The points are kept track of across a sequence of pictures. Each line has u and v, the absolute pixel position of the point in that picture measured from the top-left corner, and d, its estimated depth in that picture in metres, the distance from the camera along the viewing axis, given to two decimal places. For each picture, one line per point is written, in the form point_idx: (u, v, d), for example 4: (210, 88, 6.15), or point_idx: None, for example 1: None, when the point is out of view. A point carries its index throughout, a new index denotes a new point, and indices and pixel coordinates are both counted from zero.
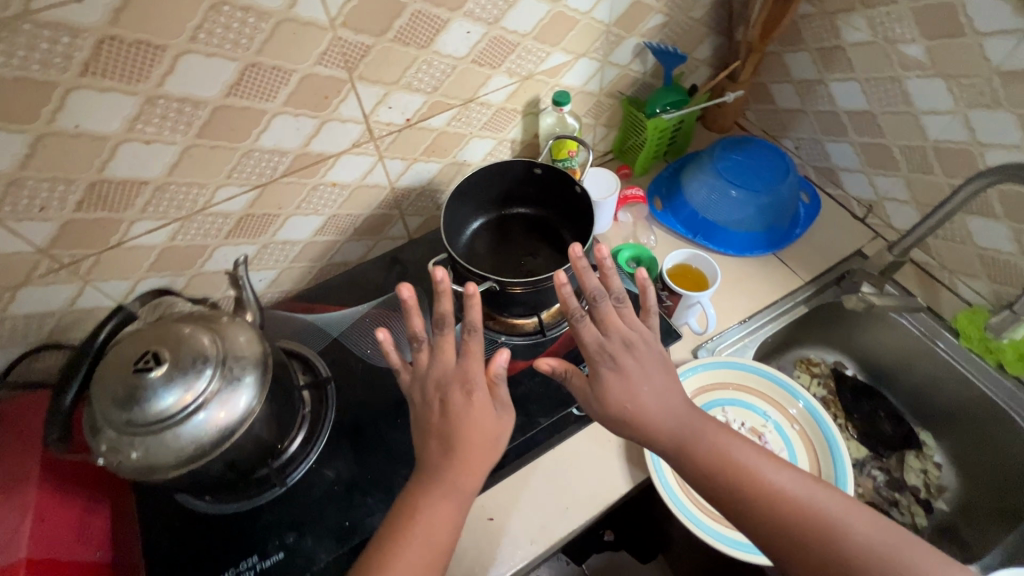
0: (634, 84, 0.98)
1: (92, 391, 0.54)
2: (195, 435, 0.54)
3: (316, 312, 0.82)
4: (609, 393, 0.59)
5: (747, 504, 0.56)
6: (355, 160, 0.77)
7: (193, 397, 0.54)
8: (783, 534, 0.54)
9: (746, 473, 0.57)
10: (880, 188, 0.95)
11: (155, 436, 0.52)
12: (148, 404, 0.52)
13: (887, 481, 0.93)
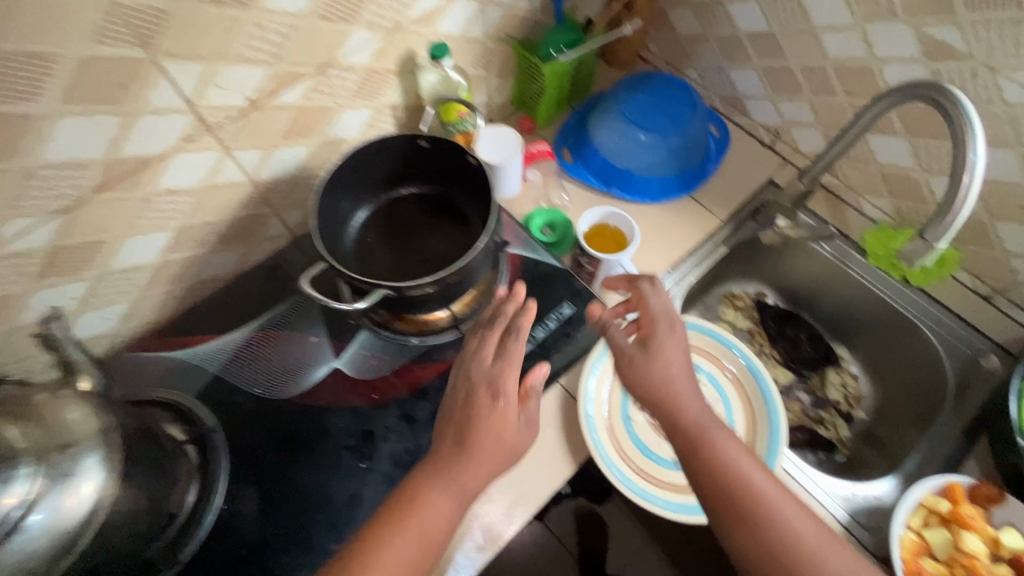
0: (523, 24, 0.86)
1: None
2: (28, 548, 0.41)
3: (190, 347, 0.68)
4: (654, 357, 0.60)
5: (737, 507, 0.53)
6: (193, 159, 0.62)
7: (15, 505, 0.41)
8: (766, 561, 0.51)
9: (745, 478, 0.53)
10: (786, 114, 0.92)
11: None
12: None
13: (812, 402, 0.96)
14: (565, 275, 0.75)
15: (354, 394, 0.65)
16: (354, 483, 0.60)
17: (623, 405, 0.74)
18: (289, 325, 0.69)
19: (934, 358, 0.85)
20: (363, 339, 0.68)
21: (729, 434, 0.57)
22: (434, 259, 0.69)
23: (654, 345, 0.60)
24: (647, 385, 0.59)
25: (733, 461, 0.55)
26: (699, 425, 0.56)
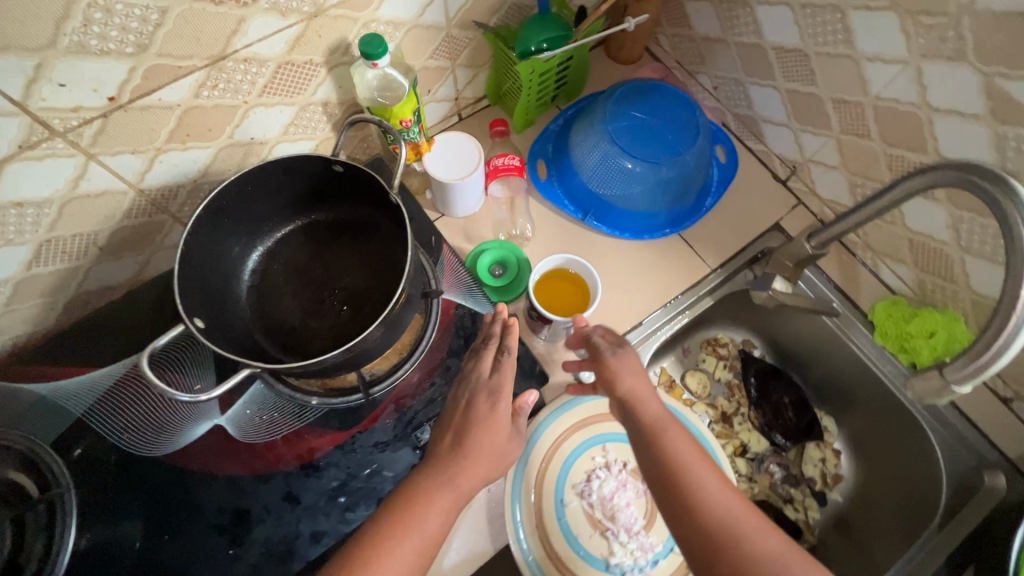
0: (500, 7, 0.70)
1: None
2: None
3: (50, 379, 0.58)
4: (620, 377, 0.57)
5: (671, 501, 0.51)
6: (40, 167, 0.49)
7: None
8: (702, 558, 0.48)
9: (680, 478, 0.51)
10: (807, 149, 0.77)
11: None
12: None
13: (784, 477, 0.85)
14: None
15: (233, 461, 0.55)
16: (217, 571, 0.52)
17: (558, 485, 0.65)
18: (169, 364, 0.58)
19: (930, 459, 0.75)
20: (254, 393, 0.58)
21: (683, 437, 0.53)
22: (346, 306, 0.58)
23: (620, 351, 0.58)
24: (614, 388, 0.57)
25: (687, 457, 0.52)
26: (655, 424, 0.54)
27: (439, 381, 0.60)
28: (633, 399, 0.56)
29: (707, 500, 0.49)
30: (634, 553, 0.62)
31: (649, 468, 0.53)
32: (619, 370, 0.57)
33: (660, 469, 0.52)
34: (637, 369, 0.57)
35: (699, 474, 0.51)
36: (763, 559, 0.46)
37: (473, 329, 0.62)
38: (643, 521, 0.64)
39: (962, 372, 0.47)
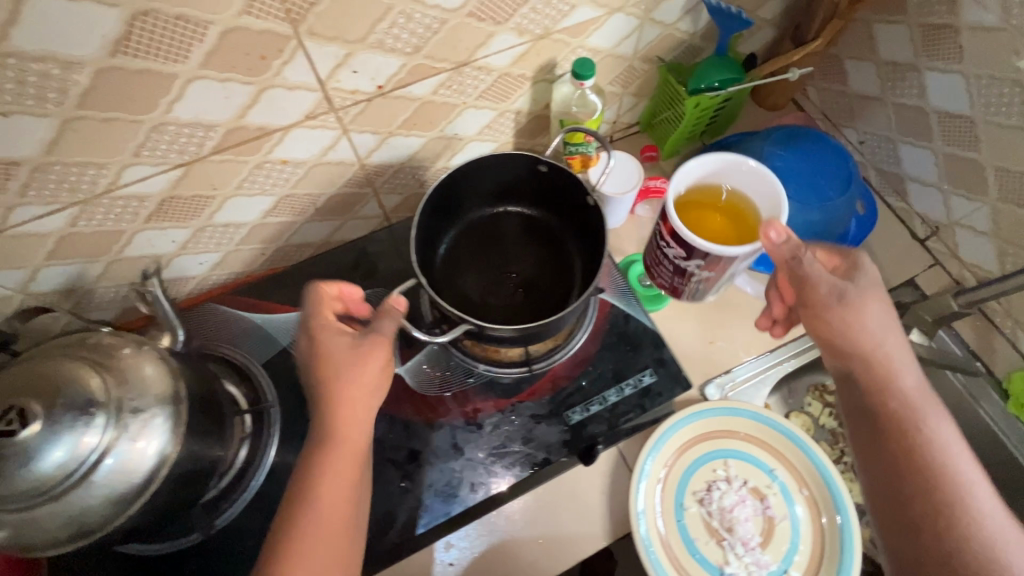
0: (678, 46, 0.78)
1: None
2: (88, 499, 0.43)
3: (267, 312, 0.69)
4: (855, 323, 0.56)
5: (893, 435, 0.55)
6: (310, 135, 0.60)
7: (86, 450, 0.43)
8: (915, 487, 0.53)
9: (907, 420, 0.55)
10: (954, 211, 0.79)
11: (46, 505, 0.42)
12: (28, 467, 0.41)
13: None
14: (654, 338, 0.68)
15: (409, 407, 0.63)
16: (391, 499, 0.60)
17: (679, 489, 0.69)
18: None
19: None
20: (431, 352, 0.66)
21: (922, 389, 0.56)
22: (519, 290, 0.66)
23: (851, 291, 0.57)
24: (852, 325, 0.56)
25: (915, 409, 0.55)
26: (881, 373, 0.56)
27: (591, 370, 0.66)
28: (871, 367, 0.57)
29: (929, 443, 0.54)
30: (749, 566, 0.65)
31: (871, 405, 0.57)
32: (844, 318, 0.56)
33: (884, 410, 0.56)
34: (867, 319, 0.56)
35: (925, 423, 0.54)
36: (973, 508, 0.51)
37: (626, 329, 0.68)
38: (759, 539, 0.67)
39: None
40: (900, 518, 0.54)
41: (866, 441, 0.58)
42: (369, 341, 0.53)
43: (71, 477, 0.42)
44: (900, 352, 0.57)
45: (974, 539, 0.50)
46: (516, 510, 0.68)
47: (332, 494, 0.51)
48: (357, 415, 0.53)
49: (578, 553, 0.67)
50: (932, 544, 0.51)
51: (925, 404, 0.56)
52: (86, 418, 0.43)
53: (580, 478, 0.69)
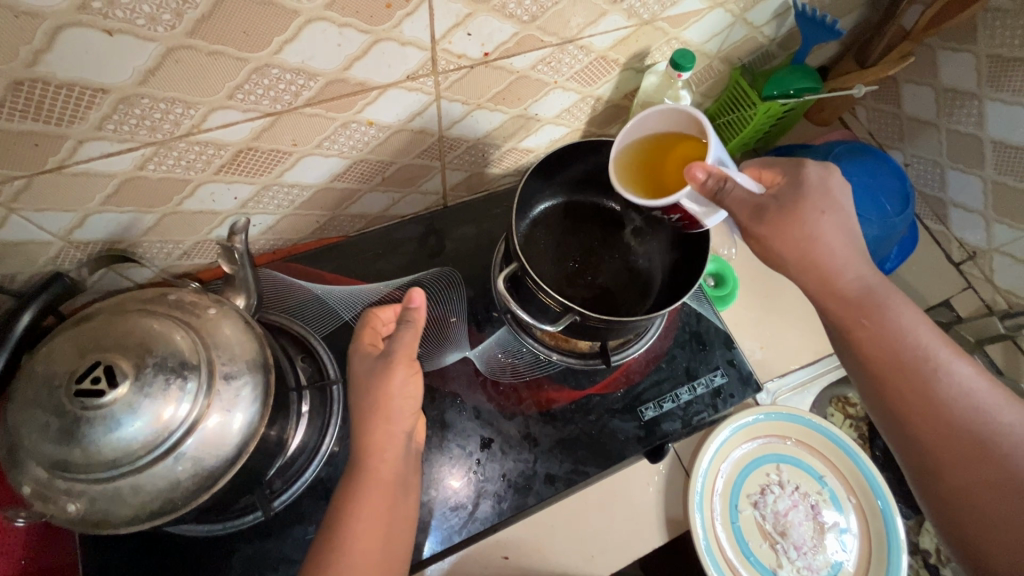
0: (755, 51, 0.78)
1: (14, 413, 0.37)
2: (176, 471, 0.38)
3: (326, 282, 0.65)
4: (789, 236, 0.53)
5: (860, 342, 0.52)
6: (404, 97, 0.56)
7: (172, 424, 0.38)
8: (896, 388, 0.51)
9: (871, 324, 0.52)
10: (996, 239, 0.82)
11: (125, 479, 0.37)
12: (108, 436, 0.36)
13: None
14: (725, 338, 0.67)
15: (481, 392, 0.61)
16: (460, 487, 0.57)
17: (734, 491, 0.69)
18: (432, 292, 0.65)
19: None
20: (503, 337, 0.64)
21: (890, 292, 0.53)
22: (597, 278, 0.64)
23: (783, 206, 0.53)
24: (804, 248, 0.53)
25: (878, 302, 0.52)
26: (827, 278, 0.53)
27: (665, 366, 0.64)
28: (807, 275, 0.53)
29: (900, 337, 0.51)
30: (801, 571, 0.66)
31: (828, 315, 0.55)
32: (774, 235, 0.53)
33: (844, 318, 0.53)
34: (794, 233, 0.53)
35: (888, 316, 0.52)
36: (957, 397, 0.49)
37: (698, 328, 0.67)
38: (812, 544, 0.67)
39: None
40: (882, 414, 0.53)
41: (835, 344, 0.56)
42: (395, 365, 0.50)
43: (160, 446, 0.38)
44: (839, 242, 0.53)
45: (957, 423, 0.48)
46: (573, 505, 0.66)
47: (379, 498, 0.47)
48: (390, 442, 0.49)
49: (636, 551, 0.65)
50: (918, 439, 0.50)
51: (875, 294, 0.53)
52: (178, 382, 0.39)
53: (638, 476, 0.68)
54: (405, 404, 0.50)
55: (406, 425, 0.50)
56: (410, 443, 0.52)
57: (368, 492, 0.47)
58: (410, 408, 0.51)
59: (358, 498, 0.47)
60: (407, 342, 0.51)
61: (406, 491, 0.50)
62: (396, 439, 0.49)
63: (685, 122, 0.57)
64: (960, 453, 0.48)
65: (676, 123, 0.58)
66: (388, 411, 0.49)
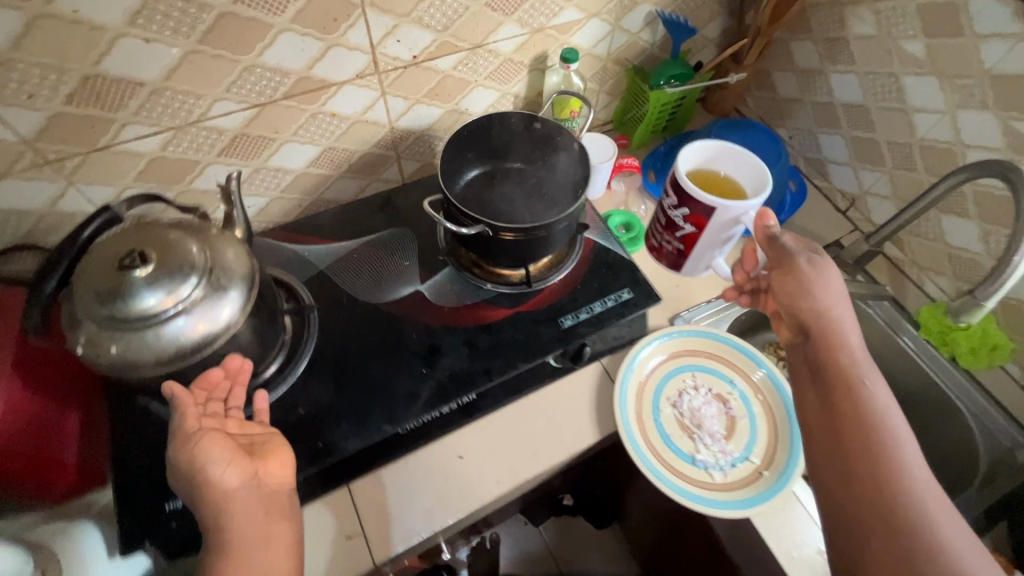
0: (642, 54, 0.99)
1: (73, 284, 0.53)
2: (179, 336, 0.53)
3: (306, 244, 0.81)
4: (807, 292, 0.64)
5: (837, 399, 0.57)
6: (357, 93, 0.75)
7: (176, 302, 0.53)
8: (859, 443, 0.54)
9: (848, 387, 0.57)
10: (864, 183, 0.98)
11: (142, 335, 0.52)
12: (134, 301, 0.52)
13: None
14: (630, 265, 0.82)
15: (428, 315, 0.75)
16: (413, 382, 0.69)
17: (656, 394, 0.81)
18: (390, 246, 0.82)
19: (966, 439, 0.85)
20: (448, 274, 0.80)
21: (877, 375, 0.58)
22: (515, 216, 0.77)
23: (813, 260, 0.66)
24: (802, 299, 0.64)
25: (865, 375, 0.58)
26: (828, 334, 0.61)
27: (580, 288, 0.79)
28: (815, 317, 0.62)
29: (869, 406, 0.56)
30: (716, 454, 0.77)
31: (818, 366, 0.61)
32: (786, 280, 0.66)
33: (831, 373, 0.59)
34: (831, 284, 0.63)
35: (870, 387, 0.57)
36: (908, 470, 0.51)
37: (608, 259, 0.83)
38: (724, 432, 0.78)
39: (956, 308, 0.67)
40: (828, 468, 0.56)
41: (814, 400, 0.60)
42: (178, 446, 0.53)
43: (168, 315, 0.53)
44: (850, 318, 0.62)
45: (912, 497, 0.50)
46: (516, 414, 0.78)
47: (231, 569, 0.49)
48: (226, 501, 0.51)
49: (573, 448, 0.76)
50: (869, 496, 0.51)
51: (860, 370, 0.58)
52: (185, 273, 0.54)
53: (572, 388, 0.80)
54: (218, 469, 0.51)
55: (235, 478, 0.52)
56: (261, 486, 0.53)
57: (236, 537, 0.50)
58: (225, 466, 0.52)
59: (230, 548, 0.50)
60: (186, 421, 0.54)
61: (264, 542, 0.51)
62: (229, 494, 0.51)
63: (755, 179, 0.79)
64: (882, 517, 0.50)
65: (745, 174, 0.80)
66: (207, 476, 0.51)
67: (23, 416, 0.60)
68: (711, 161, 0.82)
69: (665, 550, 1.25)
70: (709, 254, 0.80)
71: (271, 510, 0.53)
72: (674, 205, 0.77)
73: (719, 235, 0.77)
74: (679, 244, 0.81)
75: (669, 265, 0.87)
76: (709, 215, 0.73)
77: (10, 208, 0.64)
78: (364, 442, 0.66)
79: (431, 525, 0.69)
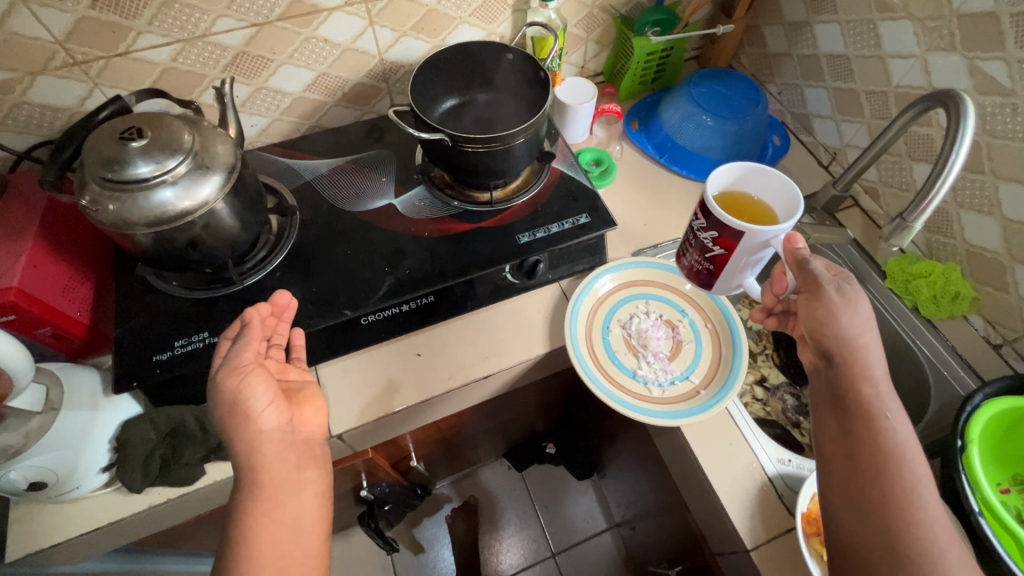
0: (628, 2, 1.02)
1: (83, 152, 0.63)
2: (163, 202, 0.62)
3: (299, 160, 0.91)
4: (839, 317, 0.57)
5: (859, 431, 0.54)
6: (346, 20, 0.83)
7: (163, 172, 0.62)
8: (869, 481, 0.52)
9: (865, 416, 0.54)
10: (845, 136, 0.99)
11: (133, 197, 0.61)
12: (128, 167, 0.61)
13: (795, 405, 0.90)
14: (591, 194, 0.87)
15: (399, 224, 0.83)
16: (376, 278, 0.78)
17: (607, 315, 0.85)
18: (371, 165, 0.90)
19: (923, 386, 0.85)
20: (421, 191, 0.87)
21: (903, 412, 0.55)
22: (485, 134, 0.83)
23: (842, 287, 0.58)
24: (832, 321, 0.57)
25: (891, 412, 0.54)
26: (850, 363, 0.56)
27: (540, 210, 0.85)
28: (831, 335, 0.57)
29: (898, 447, 0.52)
30: (657, 371, 0.81)
31: (835, 391, 0.57)
32: (813, 303, 0.59)
33: (848, 401, 0.56)
34: (860, 314, 0.57)
35: (895, 425, 0.53)
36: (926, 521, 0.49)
37: (572, 188, 0.88)
38: (667, 353, 0.82)
39: (898, 231, 0.66)
40: (842, 501, 0.54)
41: (834, 427, 0.56)
42: (225, 375, 0.58)
43: (155, 183, 0.62)
44: (876, 347, 0.57)
45: (921, 537, 0.49)
46: (473, 322, 0.84)
47: (266, 508, 0.55)
48: (262, 441, 0.57)
49: (523, 356, 0.81)
50: (892, 539, 0.49)
51: (882, 401, 0.55)
52: (172, 151, 0.63)
53: (529, 305, 0.85)
54: (261, 406, 0.58)
55: (272, 420, 0.58)
56: (293, 432, 0.60)
57: (267, 481, 0.56)
58: (267, 404, 0.58)
59: (255, 485, 0.56)
60: (245, 351, 0.60)
61: (297, 488, 0.58)
62: (264, 436, 0.57)
63: (786, 200, 0.69)
64: (898, 561, 0.49)
65: (776, 197, 0.70)
66: (249, 409, 0.57)
67: (55, 268, 0.71)
68: (737, 183, 0.72)
69: (633, 497, 1.28)
70: (738, 276, 0.72)
71: (303, 458, 0.59)
72: (703, 227, 0.69)
73: (748, 259, 0.68)
74: (709, 264, 0.72)
75: (698, 284, 0.77)
76: (737, 238, 0.65)
77: (46, 103, 0.75)
78: (326, 324, 0.75)
79: (380, 408, 0.76)
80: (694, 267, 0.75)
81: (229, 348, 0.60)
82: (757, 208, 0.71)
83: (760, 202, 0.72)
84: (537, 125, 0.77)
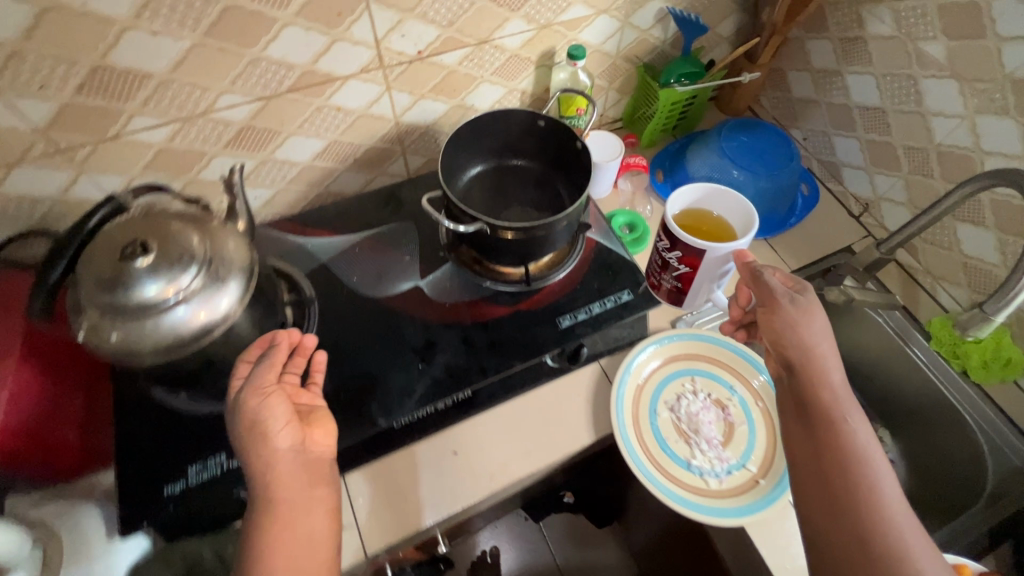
0: (652, 51, 0.97)
1: (78, 271, 0.55)
2: (175, 326, 0.54)
3: (309, 236, 0.83)
4: (799, 326, 0.60)
5: (822, 435, 0.56)
6: (362, 87, 0.76)
7: (175, 291, 0.54)
8: (832, 481, 0.54)
9: (829, 419, 0.57)
10: (879, 188, 0.95)
11: (139, 324, 0.53)
12: (134, 289, 0.53)
13: None
14: (630, 267, 0.81)
15: (428, 309, 0.76)
16: (407, 376, 0.71)
17: (653, 398, 0.80)
18: (390, 241, 0.83)
19: (978, 456, 0.82)
20: (448, 270, 0.80)
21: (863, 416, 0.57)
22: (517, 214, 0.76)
23: (796, 298, 0.62)
24: (788, 335, 0.61)
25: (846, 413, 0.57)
26: (806, 363, 0.59)
27: (579, 288, 0.79)
28: (797, 351, 0.60)
29: (856, 446, 0.55)
30: (712, 460, 0.76)
31: (797, 395, 0.60)
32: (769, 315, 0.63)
33: (809, 405, 0.58)
34: (815, 323, 0.61)
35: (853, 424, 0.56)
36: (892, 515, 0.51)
37: (608, 259, 0.82)
38: (721, 439, 0.77)
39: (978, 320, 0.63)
40: (811, 503, 0.55)
41: (799, 431, 0.59)
42: (248, 396, 0.54)
43: (166, 304, 0.54)
44: (833, 358, 0.60)
45: (885, 529, 0.50)
46: (511, 412, 0.77)
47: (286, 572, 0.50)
48: (274, 462, 0.52)
49: (568, 448, 0.75)
50: (856, 532, 0.51)
51: (842, 401, 0.57)
52: (183, 264, 0.55)
53: (569, 390, 0.79)
54: (276, 427, 0.53)
55: (287, 439, 0.53)
56: (307, 454, 0.54)
57: None
58: (282, 425, 0.53)
59: None
60: (269, 374, 0.55)
61: None
62: (275, 457, 0.52)
63: (741, 216, 0.77)
64: (864, 556, 0.50)
65: (732, 214, 0.78)
66: (265, 428, 0.52)
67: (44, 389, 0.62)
68: (698, 202, 0.80)
69: (663, 555, 1.23)
70: (702, 291, 0.80)
71: (315, 476, 0.54)
72: (668, 248, 0.76)
73: (710, 272, 0.76)
74: (676, 282, 0.80)
75: (671, 300, 0.85)
76: (698, 254, 0.73)
77: (23, 194, 0.66)
78: (358, 434, 0.68)
79: (420, 522, 0.69)
80: (665, 287, 0.83)
81: (251, 372, 0.56)
82: (718, 225, 0.79)
83: (719, 219, 0.80)
84: (579, 204, 0.71)
